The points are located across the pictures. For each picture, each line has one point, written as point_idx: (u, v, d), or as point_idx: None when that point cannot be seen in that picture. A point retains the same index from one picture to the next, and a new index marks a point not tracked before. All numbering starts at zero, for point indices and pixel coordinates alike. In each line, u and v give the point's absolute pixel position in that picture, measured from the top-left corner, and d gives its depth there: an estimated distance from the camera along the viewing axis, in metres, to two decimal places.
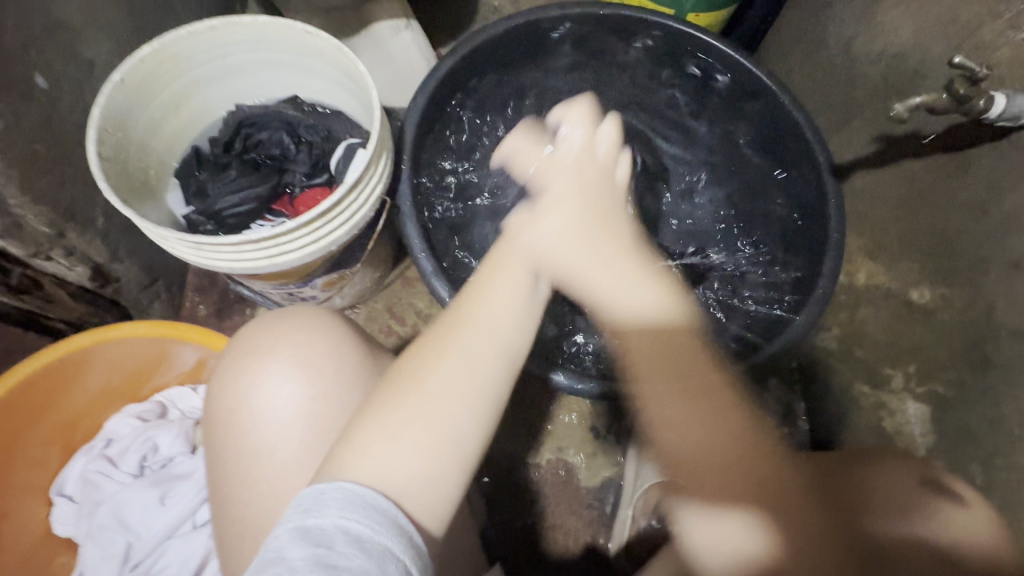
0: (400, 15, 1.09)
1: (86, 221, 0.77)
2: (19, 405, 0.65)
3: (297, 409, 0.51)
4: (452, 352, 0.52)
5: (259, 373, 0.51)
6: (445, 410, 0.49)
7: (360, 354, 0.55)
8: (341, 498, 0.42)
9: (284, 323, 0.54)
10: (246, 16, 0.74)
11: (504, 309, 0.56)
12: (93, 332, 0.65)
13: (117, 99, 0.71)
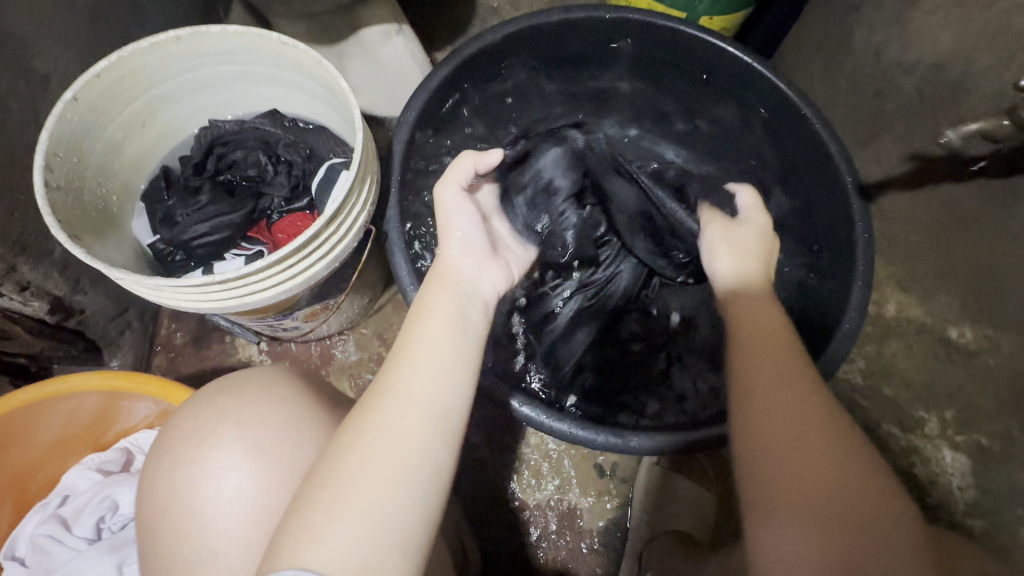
0: (391, 20, 1.01)
1: (41, 253, 0.71)
2: None
3: (245, 498, 0.46)
4: (371, 430, 0.47)
5: (198, 463, 0.47)
6: (380, 481, 0.44)
7: (311, 425, 0.50)
8: None
9: (221, 402, 0.50)
10: (215, 27, 0.67)
11: (438, 359, 0.53)
12: (37, 387, 0.61)
13: (72, 121, 0.64)
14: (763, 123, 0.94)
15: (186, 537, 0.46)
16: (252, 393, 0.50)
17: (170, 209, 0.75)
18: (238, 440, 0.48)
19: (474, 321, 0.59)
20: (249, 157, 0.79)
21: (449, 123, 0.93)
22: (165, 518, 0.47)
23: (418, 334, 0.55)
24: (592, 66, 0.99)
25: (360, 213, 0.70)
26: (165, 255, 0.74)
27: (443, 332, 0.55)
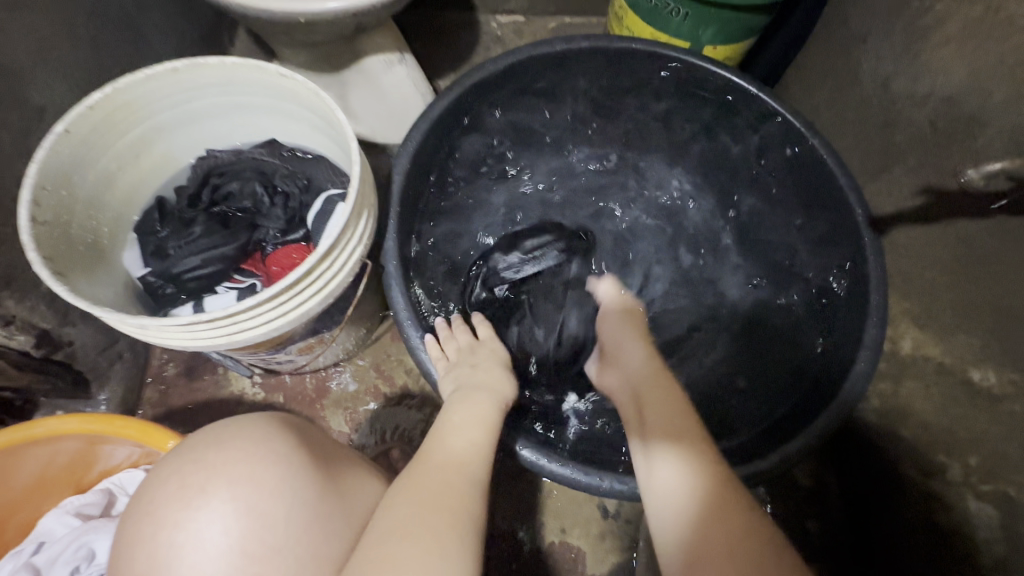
0: (393, 48, 1.00)
1: (27, 285, 0.69)
2: None
3: (227, 565, 0.43)
4: (417, 488, 0.49)
5: (181, 525, 0.44)
6: (424, 540, 0.44)
7: (305, 480, 0.47)
8: None
9: (214, 450, 0.47)
10: (212, 58, 0.66)
11: (472, 437, 0.56)
12: (14, 430, 0.57)
13: (62, 153, 0.62)
14: (766, 153, 0.92)
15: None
16: (240, 448, 0.47)
17: (163, 242, 0.73)
18: (225, 501, 0.44)
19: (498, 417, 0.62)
20: (246, 189, 0.77)
21: (451, 152, 0.91)
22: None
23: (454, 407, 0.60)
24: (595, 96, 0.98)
25: (357, 246, 0.68)
26: (154, 288, 0.72)
27: (477, 420, 0.58)
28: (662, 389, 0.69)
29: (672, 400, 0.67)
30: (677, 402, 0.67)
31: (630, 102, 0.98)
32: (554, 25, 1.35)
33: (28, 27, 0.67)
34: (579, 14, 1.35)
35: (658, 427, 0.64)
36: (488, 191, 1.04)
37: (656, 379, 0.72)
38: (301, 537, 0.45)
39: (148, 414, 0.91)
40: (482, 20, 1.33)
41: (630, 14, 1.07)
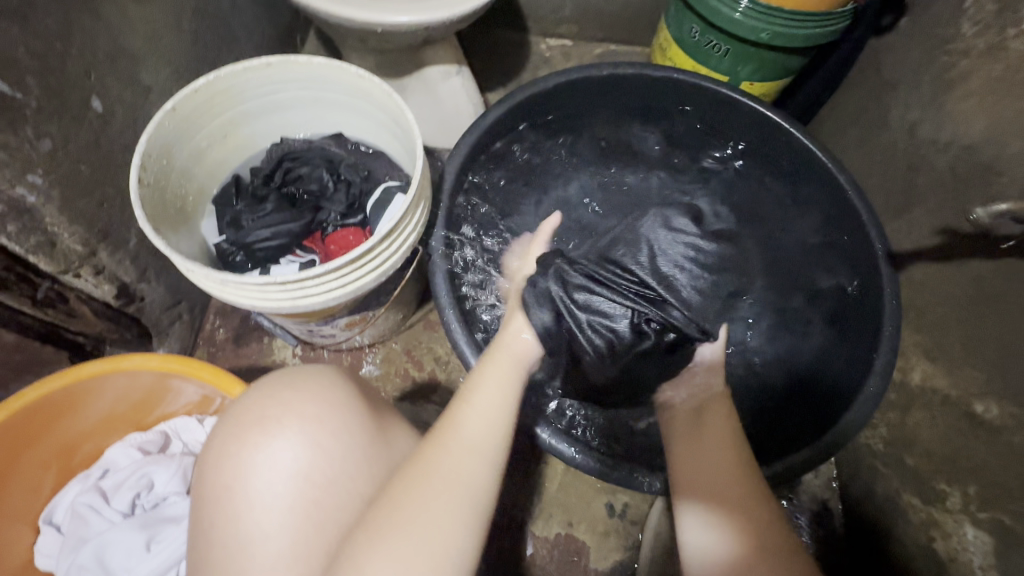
0: (452, 61, 1.08)
1: (118, 241, 0.77)
2: (19, 429, 0.64)
3: (286, 492, 0.49)
4: (435, 472, 0.50)
5: (255, 450, 0.50)
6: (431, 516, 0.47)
7: (358, 419, 0.54)
8: None
9: (287, 389, 0.54)
10: (303, 57, 0.75)
11: (499, 401, 0.57)
12: (106, 360, 0.65)
13: (166, 128, 0.71)
14: (793, 182, 0.98)
15: (232, 526, 0.49)
16: (307, 387, 0.54)
17: (238, 214, 0.81)
18: (291, 431, 0.51)
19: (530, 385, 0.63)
20: (314, 172, 0.86)
21: (500, 156, 0.99)
22: (215, 503, 0.50)
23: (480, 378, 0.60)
24: (634, 120, 1.05)
25: (409, 232, 0.74)
26: (226, 253, 0.80)
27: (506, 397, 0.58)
28: (726, 462, 0.61)
29: (733, 484, 0.60)
30: (752, 481, 0.60)
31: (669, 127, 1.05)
32: (601, 51, 1.43)
33: (147, 18, 0.77)
34: (624, 43, 1.43)
35: (711, 477, 0.61)
36: (522, 176, 1.07)
37: (723, 449, 0.63)
38: (351, 483, 0.51)
39: None
40: (533, 41, 1.43)
41: (674, 45, 1.15)
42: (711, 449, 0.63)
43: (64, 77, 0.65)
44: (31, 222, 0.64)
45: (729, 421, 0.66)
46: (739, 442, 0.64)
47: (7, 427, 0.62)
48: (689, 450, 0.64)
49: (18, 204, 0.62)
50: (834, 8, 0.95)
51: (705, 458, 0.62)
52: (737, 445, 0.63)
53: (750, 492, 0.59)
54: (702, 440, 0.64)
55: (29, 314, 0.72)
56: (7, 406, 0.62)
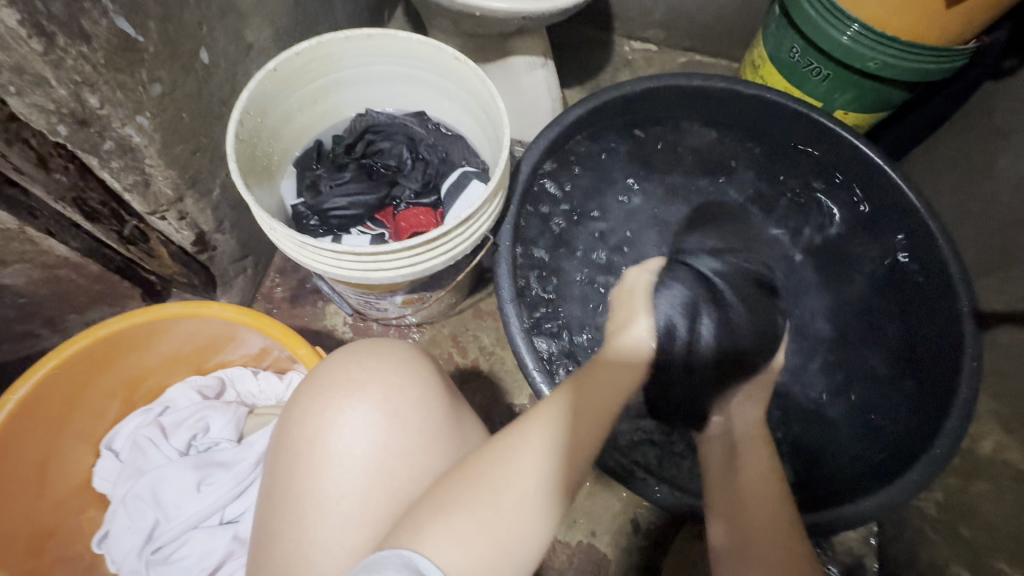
0: (540, 53, 1.07)
1: (204, 191, 0.79)
2: (97, 357, 0.67)
3: (362, 457, 0.50)
4: (516, 465, 0.50)
5: (338, 414, 0.51)
6: (499, 508, 0.47)
7: (436, 400, 0.54)
8: (399, 564, 0.42)
9: (378, 359, 0.54)
10: (403, 33, 0.75)
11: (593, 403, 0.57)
12: (185, 304, 0.68)
13: (265, 87, 0.73)
14: (877, 222, 0.93)
15: (310, 482, 0.50)
16: (397, 362, 0.54)
17: (319, 179, 0.83)
18: (375, 401, 0.52)
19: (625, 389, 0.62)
20: (395, 147, 0.86)
21: (576, 155, 0.97)
22: (290, 456, 0.51)
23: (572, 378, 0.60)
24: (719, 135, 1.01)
25: (483, 219, 0.74)
26: (300, 216, 0.82)
27: (603, 410, 0.56)
28: (751, 520, 0.56)
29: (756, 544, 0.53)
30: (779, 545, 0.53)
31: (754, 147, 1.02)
32: (685, 59, 1.40)
33: None
34: (711, 55, 1.39)
35: (740, 481, 0.60)
36: (595, 179, 1.05)
37: (755, 503, 0.57)
38: (427, 459, 0.52)
39: None
40: (617, 42, 1.40)
41: (769, 64, 1.10)
42: (748, 460, 0.62)
43: (181, 26, 0.66)
44: (132, 161, 0.66)
45: (766, 474, 0.60)
46: (769, 496, 0.57)
47: (87, 353, 0.65)
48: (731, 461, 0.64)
49: (125, 143, 0.63)
50: (951, 45, 0.89)
51: (741, 467, 0.62)
52: (774, 503, 0.57)
53: (774, 500, 0.57)
54: (733, 451, 0.65)
55: (114, 247, 0.77)
56: (91, 333, 0.64)
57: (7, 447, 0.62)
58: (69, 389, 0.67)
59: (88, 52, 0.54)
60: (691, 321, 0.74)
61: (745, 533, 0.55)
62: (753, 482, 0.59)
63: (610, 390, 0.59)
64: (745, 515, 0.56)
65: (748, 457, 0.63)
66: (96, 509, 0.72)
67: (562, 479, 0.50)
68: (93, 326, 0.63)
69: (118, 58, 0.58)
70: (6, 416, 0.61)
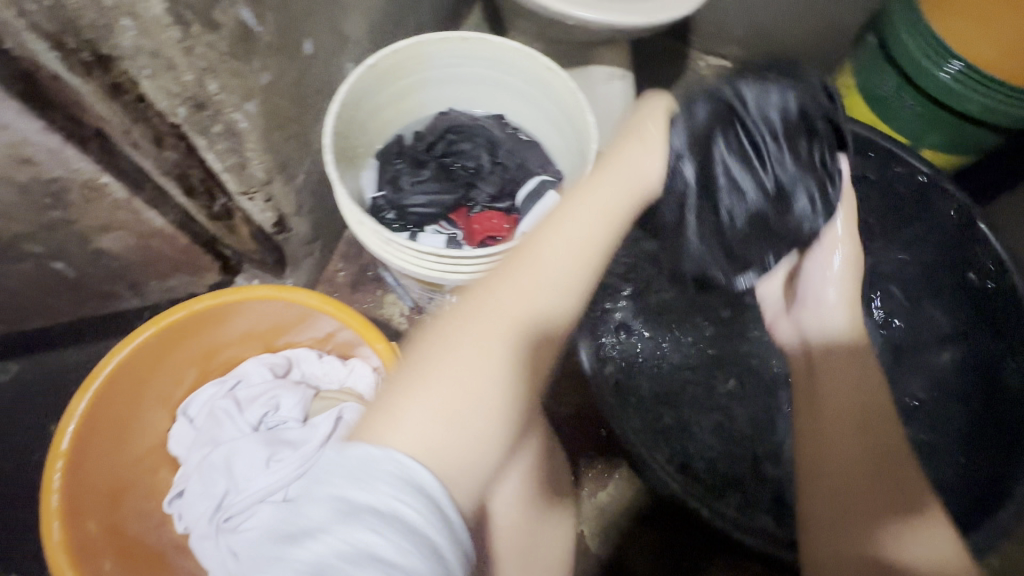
0: (620, 65, 1.07)
1: (290, 176, 0.82)
2: (185, 328, 0.70)
3: None
4: (513, 367, 0.43)
5: None
6: (479, 388, 0.43)
7: None
8: (395, 479, 0.37)
9: None
10: (499, 39, 0.76)
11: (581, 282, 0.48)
12: (272, 287, 0.70)
13: (361, 83, 0.75)
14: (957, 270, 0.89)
15: None
16: None
17: (401, 176, 0.85)
18: None
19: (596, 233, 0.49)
20: (473, 148, 0.88)
21: None
22: None
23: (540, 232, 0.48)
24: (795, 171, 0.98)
25: None
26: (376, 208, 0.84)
27: (580, 288, 0.48)
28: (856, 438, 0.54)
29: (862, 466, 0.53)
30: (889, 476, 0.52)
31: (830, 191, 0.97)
32: None
33: None
34: None
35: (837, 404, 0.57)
36: None
37: (858, 443, 0.54)
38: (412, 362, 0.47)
39: None
40: (693, 56, 1.38)
41: (856, 96, 1.07)
42: (850, 377, 0.58)
43: (293, 18, 0.68)
44: (235, 144, 0.69)
45: (868, 396, 0.57)
46: (877, 422, 0.55)
47: (178, 325, 0.68)
48: (831, 381, 0.59)
49: (232, 128, 0.66)
50: None
51: (843, 385, 0.58)
52: (875, 429, 0.55)
53: (878, 427, 0.55)
54: (831, 368, 0.60)
55: (203, 221, 0.80)
56: (183, 306, 0.68)
57: (102, 406, 0.66)
58: (155, 355, 0.70)
59: (215, 40, 0.57)
60: (719, 135, 0.60)
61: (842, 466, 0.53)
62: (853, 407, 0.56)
63: (585, 236, 0.49)
64: (846, 444, 0.54)
65: (849, 376, 0.59)
66: (167, 469, 0.76)
67: (544, 361, 0.47)
68: (188, 301, 0.67)
69: (238, 47, 0.60)
70: (105, 376, 0.65)
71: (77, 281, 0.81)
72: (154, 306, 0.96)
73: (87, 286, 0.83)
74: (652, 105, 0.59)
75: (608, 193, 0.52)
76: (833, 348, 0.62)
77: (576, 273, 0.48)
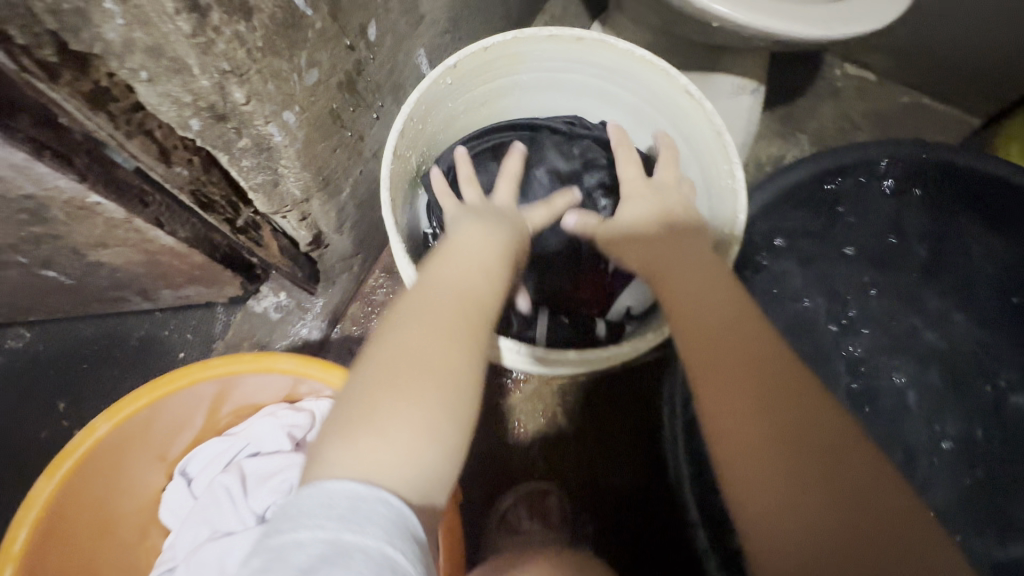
0: (754, 75, 0.84)
1: (333, 191, 0.65)
2: (187, 399, 0.59)
3: None
4: (384, 356, 0.39)
5: None
6: (444, 421, 0.38)
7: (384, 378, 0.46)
8: (384, 513, 0.32)
9: None
10: (626, 44, 0.59)
11: (458, 282, 0.45)
12: (297, 359, 0.57)
13: (440, 86, 0.58)
14: None
15: None
16: None
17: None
18: None
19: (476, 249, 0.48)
20: (581, 167, 0.69)
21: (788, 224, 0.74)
22: None
23: (440, 261, 0.47)
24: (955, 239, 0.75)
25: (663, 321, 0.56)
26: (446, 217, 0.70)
27: (459, 277, 0.45)
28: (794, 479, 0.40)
29: (825, 509, 0.39)
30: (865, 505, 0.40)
31: (1008, 281, 0.73)
32: (907, 100, 1.10)
33: None
34: (944, 100, 1.09)
35: (741, 416, 0.41)
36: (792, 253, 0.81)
37: (764, 449, 0.41)
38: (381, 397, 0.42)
39: (343, 332, 0.89)
40: (827, 62, 1.12)
41: None
42: (739, 366, 0.43)
43: None
44: (266, 160, 0.52)
45: (766, 403, 0.41)
46: (791, 430, 0.41)
47: (174, 398, 0.57)
48: (721, 379, 0.43)
49: (263, 142, 0.49)
50: None
51: (735, 375, 0.43)
52: (786, 432, 0.41)
53: (781, 426, 0.41)
54: (719, 356, 0.44)
55: (223, 233, 0.65)
56: (171, 378, 0.55)
57: (77, 482, 0.54)
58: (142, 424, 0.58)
59: (246, 30, 0.39)
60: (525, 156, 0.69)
61: (750, 478, 0.40)
62: (750, 411, 0.41)
63: (480, 259, 0.47)
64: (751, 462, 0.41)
65: (751, 374, 0.43)
66: (156, 534, 0.65)
67: (427, 336, 0.40)
68: (190, 367, 0.55)
69: (278, 39, 0.43)
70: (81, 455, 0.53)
71: (75, 287, 0.67)
72: (167, 309, 0.82)
73: (87, 291, 0.70)
74: (494, 63, 0.61)
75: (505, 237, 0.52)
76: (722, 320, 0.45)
77: (481, 287, 0.45)
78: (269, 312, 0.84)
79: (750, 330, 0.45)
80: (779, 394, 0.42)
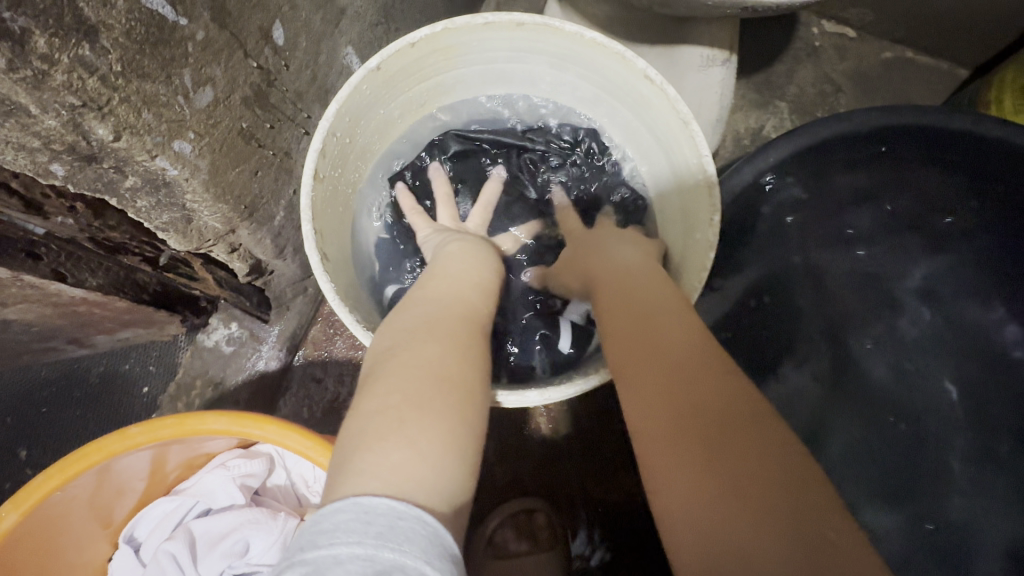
0: (725, 44, 0.75)
1: (264, 218, 0.57)
2: (117, 467, 0.53)
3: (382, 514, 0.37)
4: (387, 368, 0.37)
5: None
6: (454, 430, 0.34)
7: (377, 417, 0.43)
8: (420, 532, 0.28)
9: None
10: (571, 26, 0.53)
11: (451, 300, 0.43)
12: (233, 419, 0.52)
13: (362, 91, 0.52)
14: None
15: None
16: None
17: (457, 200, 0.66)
18: None
19: (461, 271, 0.46)
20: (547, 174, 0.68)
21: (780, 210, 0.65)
22: None
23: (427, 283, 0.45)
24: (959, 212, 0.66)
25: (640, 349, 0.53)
26: (403, 231, 0.65)
27: (450, 296, 0.43)
28: (693, 461, 0.32)
29: (729, 501, 0.30)
30: (752, 478, 0.30)
31: None
32: (890, 55, 1.03)
33: None
34: (929, 52, 1.02)
35: (657, 393, 0.36)
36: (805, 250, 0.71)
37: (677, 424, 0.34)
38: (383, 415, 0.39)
39: (305, 358, 0.82)
40: (804, 19, 1.03)
41: None
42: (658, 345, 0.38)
43: None
44: (168, 197, 0.45)
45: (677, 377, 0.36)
46: (707, 407, 0.34)
47: (101, 469, 0.51)
48: (641, 362, 0.38)
49: (155, 178, 0.42)
50: None
51: (655, 354, 0.38)
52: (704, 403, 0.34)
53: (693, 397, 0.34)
54: (641, 339, 0.40)
55: (144, 273, 0.58)
56: (92, 451, 0.50)
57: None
58: (69, 501, 0.52)
59: (92, 53, 0.33)
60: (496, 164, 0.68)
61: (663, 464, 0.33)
62: (665, 386, 0.36)
63: (473, 276, 0.46)
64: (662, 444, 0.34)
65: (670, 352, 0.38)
66: None
67: (427, 347, 0.38)
68: (112, 437, 0.49)
69: (144, 58, 0.36)
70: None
71: None
72: (111, 353, 0.75)
73: (10, 347, 0.63)
74: (427, 60, 0.55)
75: (488, 249, 0.52)
76: (654, 308, 0.42)
77: (473, 303, 0.43)
78: (222, 346, 0.72)
79: (675, 315, 0.41)
80: (697, 368, 0.36)
